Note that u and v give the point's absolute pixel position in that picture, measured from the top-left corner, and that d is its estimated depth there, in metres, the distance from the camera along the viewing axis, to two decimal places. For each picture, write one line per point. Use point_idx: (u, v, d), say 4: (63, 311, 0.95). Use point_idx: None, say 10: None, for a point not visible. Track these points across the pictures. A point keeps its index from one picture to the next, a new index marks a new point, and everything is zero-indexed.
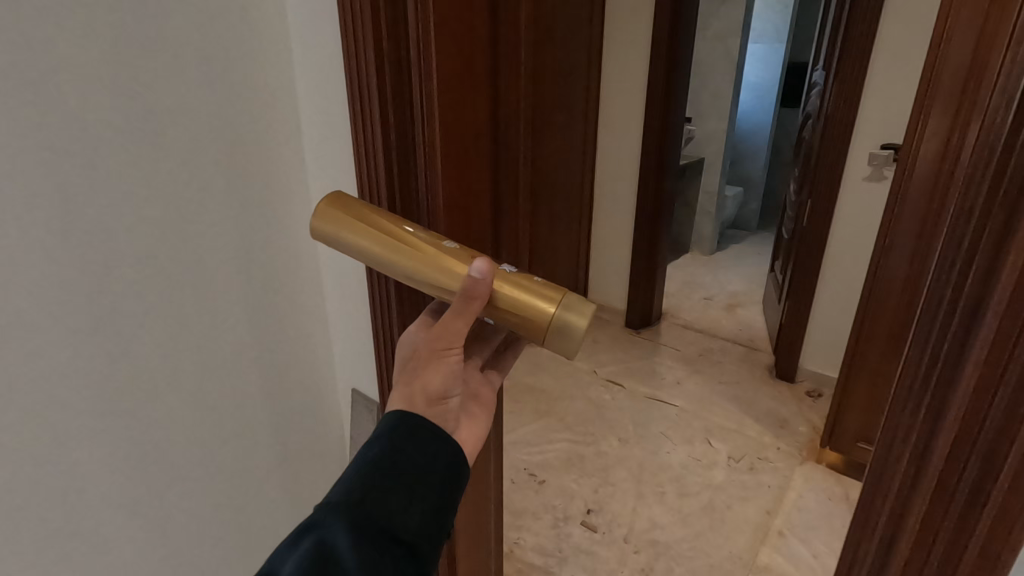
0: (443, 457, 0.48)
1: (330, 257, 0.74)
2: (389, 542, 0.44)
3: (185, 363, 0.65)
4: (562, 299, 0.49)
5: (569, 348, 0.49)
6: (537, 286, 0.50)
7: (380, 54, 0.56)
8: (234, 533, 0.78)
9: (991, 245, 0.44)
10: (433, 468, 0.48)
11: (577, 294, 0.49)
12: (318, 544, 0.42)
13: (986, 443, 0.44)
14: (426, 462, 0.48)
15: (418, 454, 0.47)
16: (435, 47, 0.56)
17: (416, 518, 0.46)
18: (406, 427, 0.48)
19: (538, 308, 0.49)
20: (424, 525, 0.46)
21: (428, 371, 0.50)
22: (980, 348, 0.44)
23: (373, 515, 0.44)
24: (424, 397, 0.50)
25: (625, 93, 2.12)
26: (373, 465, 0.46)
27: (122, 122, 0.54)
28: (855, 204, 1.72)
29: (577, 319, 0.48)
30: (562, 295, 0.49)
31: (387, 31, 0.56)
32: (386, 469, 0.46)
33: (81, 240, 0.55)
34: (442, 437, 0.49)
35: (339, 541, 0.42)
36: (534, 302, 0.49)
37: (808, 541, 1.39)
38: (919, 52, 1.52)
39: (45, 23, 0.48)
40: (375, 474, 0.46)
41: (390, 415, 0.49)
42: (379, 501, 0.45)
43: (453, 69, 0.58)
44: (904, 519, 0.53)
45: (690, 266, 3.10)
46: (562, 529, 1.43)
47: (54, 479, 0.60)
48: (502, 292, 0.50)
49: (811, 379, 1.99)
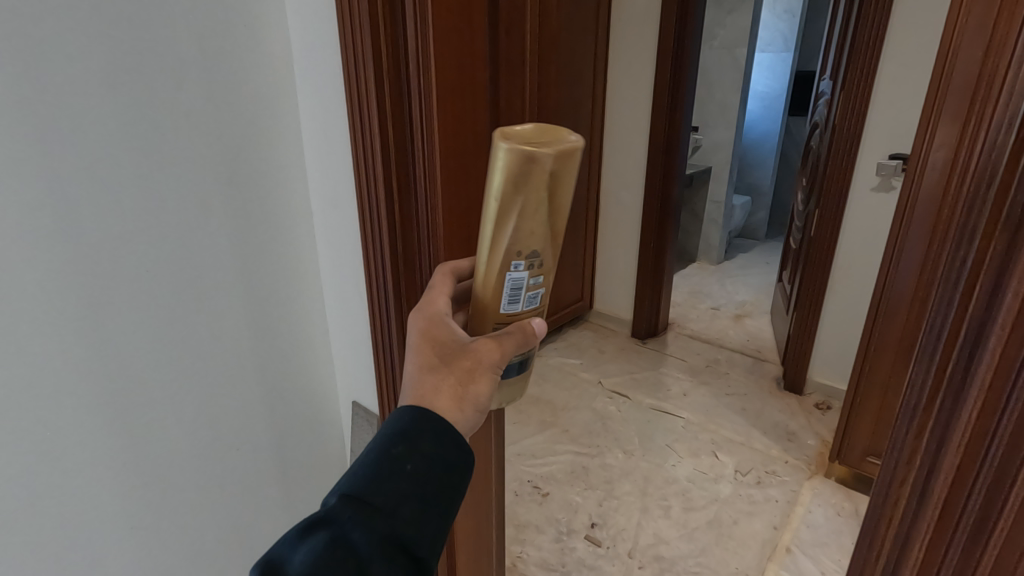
0: (462, 467, 0.47)
1: (330, 272, 0.75)
2: (401, 555, 0.42)
3: (183, 377, 0.65)
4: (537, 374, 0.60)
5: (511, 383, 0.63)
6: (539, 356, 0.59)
7: (380, 74, 0.57)
8: (234, 548, 0.78)
9: (996, 267, 0.42)
10: (452, 478, 0.46)
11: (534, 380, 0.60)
12: (332, 541, 0.40)
13: (991, 473, 0.43)
14: (450, 469, 0.46)
15: (444, 461, 0.46)
16: (435, 68, 0.57)
17: (433, 527, 0.44)
18: (433, 430, 0.46)
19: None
20: (441, 534, 0.45)
21: (480, 381, 0.49)
22: (984, 374, 0.42)
23: (389, 523, 0.42)
24: (473, 406, 0.49)
25: (630, 104, 2.13)
26: (399, 463, 0.44)
27: (125, 142, 0.55)
28: (862, 214, 1.70)
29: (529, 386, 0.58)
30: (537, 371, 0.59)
31: (386, 52, 0.56)
32: (413, 471, 0.44)
33: (81, 259, 0.55)
34: (465, 447, 0.47)
35: (357, 539, 0.41)
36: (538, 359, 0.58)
37: (817, 556, 1.36)
38: (929, 62, 1.50)
39: (50, 46, 0.49)
40: (398, 475, 0.44)
41: (415, 411, 0.47)
42: (397, 509, 0.43)
43: (452, 87, 0.59)
44: (907, 548, 0.51)
45: (698, 277, 3.08)
46: (565, 543, 1.41)
47: (54, 496, 0.60)
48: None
49: (819, 391, 1.97)
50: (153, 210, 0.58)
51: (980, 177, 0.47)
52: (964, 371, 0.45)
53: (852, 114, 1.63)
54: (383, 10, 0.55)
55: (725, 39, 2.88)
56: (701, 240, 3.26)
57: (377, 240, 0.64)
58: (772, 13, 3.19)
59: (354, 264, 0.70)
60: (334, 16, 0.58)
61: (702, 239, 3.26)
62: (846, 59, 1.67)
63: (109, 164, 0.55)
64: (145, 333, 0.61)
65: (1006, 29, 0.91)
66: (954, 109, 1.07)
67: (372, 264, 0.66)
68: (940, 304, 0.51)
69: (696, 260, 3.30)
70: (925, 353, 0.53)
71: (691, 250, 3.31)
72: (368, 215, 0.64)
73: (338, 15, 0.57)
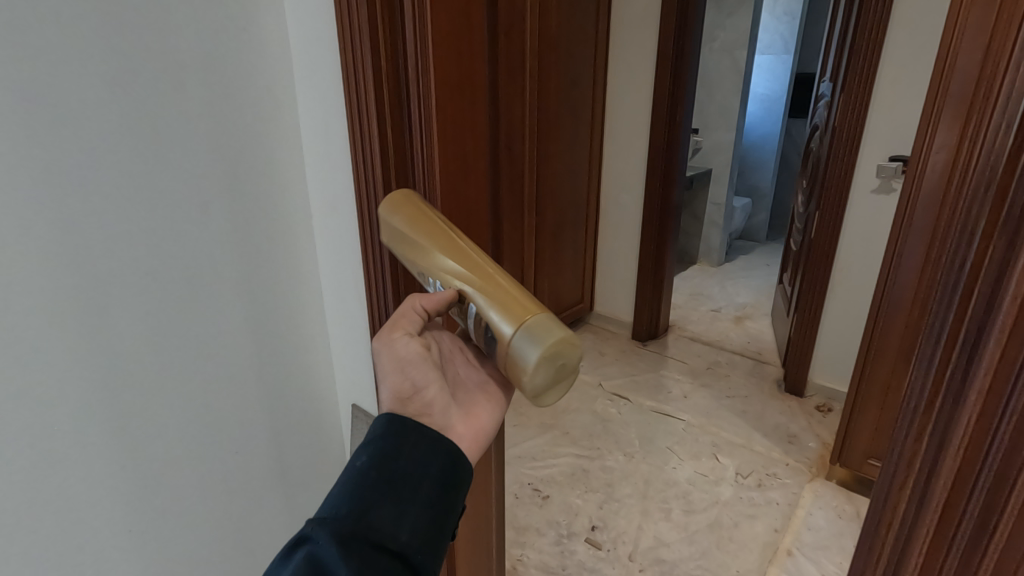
0: (433, 458, 0.48)
1: (330, 274, 0.75)
2: (381, 554, 0.43)
3: (184, 379, 0.65)
4: (532, 318, 0.45)
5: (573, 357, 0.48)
6: (517, 302, 0.47)
7: (380, 91, 0.57)
8: (233, 551, 0.78)
9: (996, 270, 0.42)
10: (423, 471, 0.47)
11: (542, 330, 0.45)
12: (308, 559, 0.41)
13: (990, 477, 0.43)
14: (419, 465, 0.47)
15: (409, 459, 0.47)
16: (436, 81, 0.57)
17: (411, 524, 0.45)
18: (394, 433, 0.48)
19: (502, 308, 0.47)
20: (419, 526, 0.45)
21: (390, 372, 0.52)
22: (983, 377, 0.42)
23: (363, 528, 0.43)
24: (409, 406, 0.52)
25: (631, 108, 2.14)
26: (363, 472, 0.46)
27: (127, 147, 0.55)
28: (862, 217, 1.70)
29: (530, 352, 0.44)
30: (526, 320, 0.45)
31: (386, 68, 0.57)
32: (378, 476, 0.46)
33: (83, 263, 0.55)
34: (432, 441, 0.49)
35: (322, 538, 0.42)
36: (508, 318, 0.46)
37: (818, 559, 1.35)
38: (928, 66, 1.50)
39: (53, 51, 0.50)
40: (366, 482, 0.45)
41: (377, 422, 0.49)
42: (368, 513, 0.44)
43: (452, 99, 0.59)
44: (908, 552, 0.51)
45: (698, 279, 3.09)
46: (565, 546, 1.41)
47: (53, 501, 0.59)
48: (485, 277, 0.49)
49: (821, 394, 1.96)
50: (152, 212, 0.58)
51: (980, 182, 0.47)
52: (963, 375, 0.45)
53: (852, 116, 1.63)
54: (383, 34, 0.56)
55: (725, 41, 2.88)
56: (702, 242, 3.26)
57: (377, 251, 0.65)
58: (772, 16, 3.20)
59: (354, 271, 0.71)
60: (335, 41, 0.59)
61: (702, 241, 3.26)
62: (846, 61, 1.68)
63: (111, 167, 0.55)
64: (145, 336, 0.61)
65: (1006, 30, 0.91)
66: (955, 110, 1.06)
67: (372, 274, 0.67)
68: (941, 306, 0.51)
69: (696, 262, 3.30)
70: (926, 356, 0.53)
71: (691, 252, 3.31)
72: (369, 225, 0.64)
73: (338, 31, 0.58)
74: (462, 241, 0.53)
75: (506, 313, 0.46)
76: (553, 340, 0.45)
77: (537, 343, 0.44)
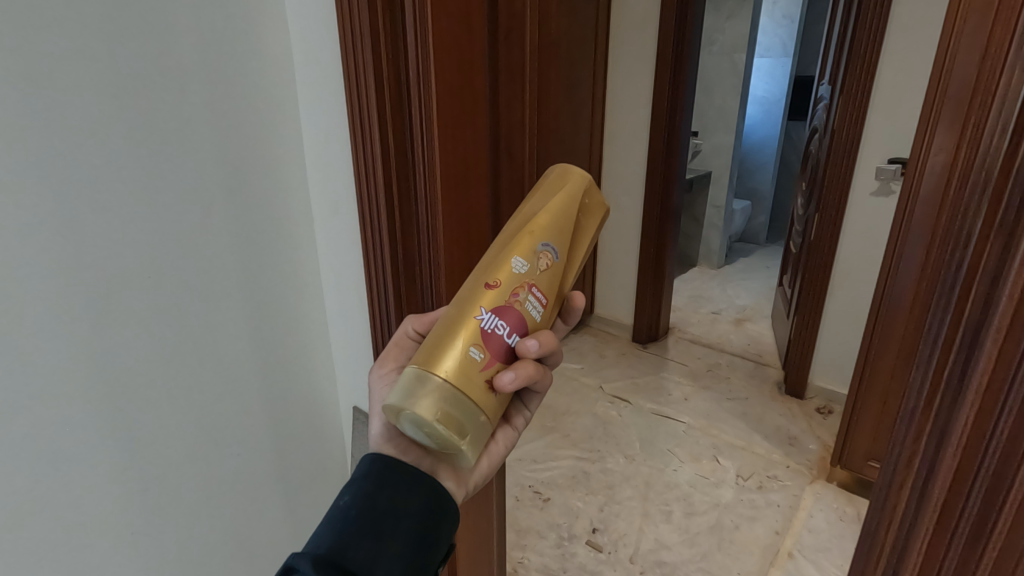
0: (415, 496, 0.49)
1: (331, 275, 0.76)
2: None
3: (185, 384, 0.66)
4: (412, 372, 0.45)
5: (465, 434, 0.45)
6: (431, 355, 0.45)
7: (380, 90, 0.58)
8: (234, 554, 0.78)
9: (995, 267, 0.42)
10: (404, 508, 0.48)
11: (408, 382, 0.45)
12: None
13: (988, 475, 0.43)
14: (400, 501, 0.48)
15: (391, 496, 0.48)
16: (436, 81, 0.58)
17: (387, 561, 0.45)
18: (377, 470, 0.49)
19: (427, 346, 0.46)
20: (395, 564, 0.45)
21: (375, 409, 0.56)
22: (982, 375, 0.42)
23: (340, 562, 0.44)
24: None
25: (630, 110, 2.14)
26: (345, 509, 0.47)
27: (129, 152, 0.56)
28: (862, 218, 1.71)
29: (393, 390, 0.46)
30: (414, 367, 0.45)
31: (386, 64, 0.57)
32: (357, 513, 0.47)
33: (85, 269, 0.55)
34: (414, 478, 0.49)
35: (302, 566, 0.43)
36: (419, 354, 0.46)
37: (818, 561, 1.35)
38: (925, 68, 1.51)
39: (56, 57, 0.50)
40: (347, 519, 0.46)
41: (363, 460, 0.51)
42: (346, 549, 0.45)
43: (453, 97, 0.60)
44: (907, 551, 0.51)
45: (699, 281, 3.09)
46: (566, 548, 1.41)
47: (54, 505, 0.59)
48: (451, 312, 0.47)
49: (821, 396, 1.96)
50: (153, 215, 0.58)
51: (978, 180, 0.47)
52: (962, 373, 0.45)
53: (850, 119, 1.64)
54: (383, 34, 0.56)
55: (725, 44, 2.89)
56: (702, 244, 3.27)
57: (377, 241, 0.65)
58: (772, 19, 3.21)
59: (354, 268, 0.71)
60: (335, 42, 0.60)
61: (702, 243, 3.26)
62: (845, 62, 1.68)
63: (114, 170, 0.55)
64: (146, 340, 0.61)
65: (1003, 31, 0.91)
66: (954, 109, 1.06)
67: (372, 267, 0.67)
68: (939, 305, 0.51)
69: (696, 265, 3.30)
70: (925, 356, 0.53)
71: (691, 255, 3.31)
72: (369, 214, 0.64)
73: (339, 28, 0.58)
74: (485, 274, 0.48)
75: (424, 350, 0.46)
76: (402, 400, 0.44)
77: (398, 390, 0.45)
